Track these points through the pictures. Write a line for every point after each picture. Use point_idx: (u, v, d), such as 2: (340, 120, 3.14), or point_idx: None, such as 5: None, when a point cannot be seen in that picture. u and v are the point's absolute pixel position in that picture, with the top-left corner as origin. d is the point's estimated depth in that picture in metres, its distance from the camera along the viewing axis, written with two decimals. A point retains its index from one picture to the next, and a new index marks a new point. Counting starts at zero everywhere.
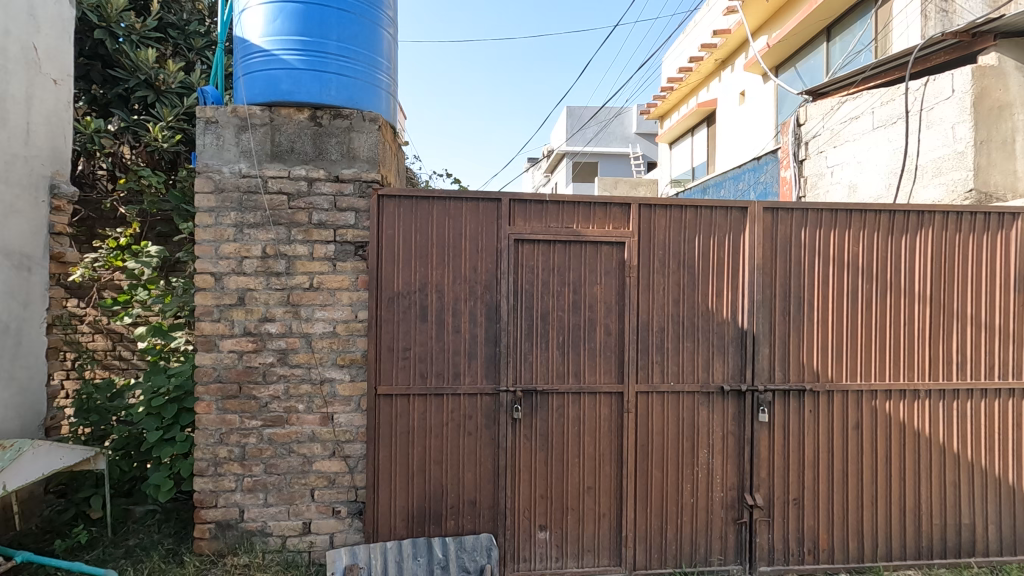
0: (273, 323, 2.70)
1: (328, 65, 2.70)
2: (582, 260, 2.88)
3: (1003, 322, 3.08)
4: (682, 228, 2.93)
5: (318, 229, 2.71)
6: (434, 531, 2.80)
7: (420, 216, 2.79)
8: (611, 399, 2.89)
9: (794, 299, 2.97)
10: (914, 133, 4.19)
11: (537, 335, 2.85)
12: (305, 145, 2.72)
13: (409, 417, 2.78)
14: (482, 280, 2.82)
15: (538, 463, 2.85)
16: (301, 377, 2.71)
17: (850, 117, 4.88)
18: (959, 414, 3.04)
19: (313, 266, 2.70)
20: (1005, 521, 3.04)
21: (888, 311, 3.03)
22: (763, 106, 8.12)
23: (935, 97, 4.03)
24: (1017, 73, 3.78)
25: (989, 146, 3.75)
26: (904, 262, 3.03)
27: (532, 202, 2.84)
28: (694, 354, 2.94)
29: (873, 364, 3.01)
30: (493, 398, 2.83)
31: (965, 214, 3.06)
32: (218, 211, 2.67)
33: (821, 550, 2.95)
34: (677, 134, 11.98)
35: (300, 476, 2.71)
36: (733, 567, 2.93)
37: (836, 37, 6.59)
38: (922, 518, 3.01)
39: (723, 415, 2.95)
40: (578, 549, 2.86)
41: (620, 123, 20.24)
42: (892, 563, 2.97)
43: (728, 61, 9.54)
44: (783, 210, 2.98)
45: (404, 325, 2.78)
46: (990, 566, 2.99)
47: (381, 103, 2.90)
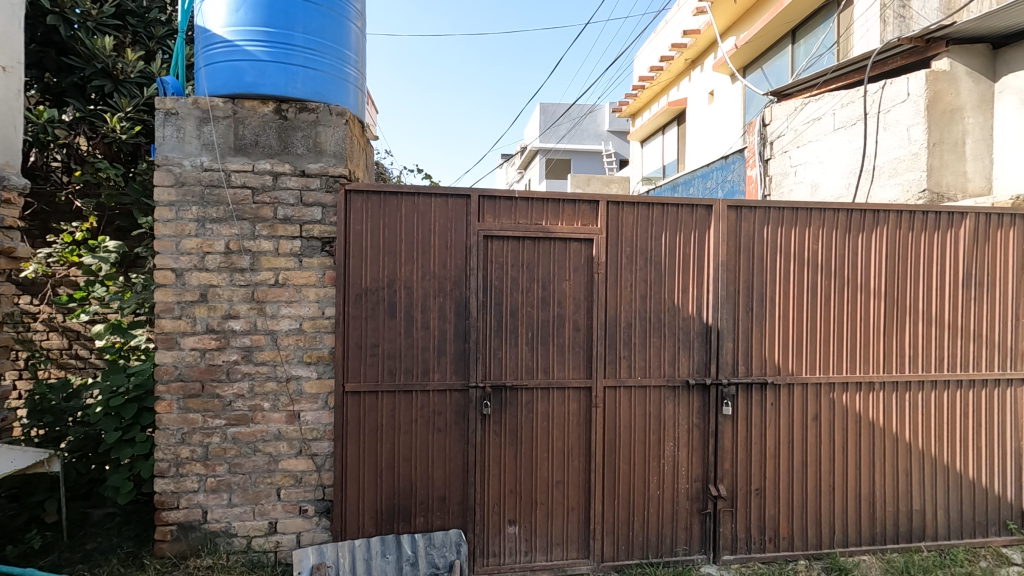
0: (237, 320, 2.64)
1: (294, 58, 2.66)
2: (551, 256, 2.90)
3: (952, 317, 3.22)
4: (650, 225, 2.98)
5: (283, 224, 2.66)
6: (403, 528, 2.79)
7: (388, 212, 2.76)
8: (579, 393, 2.93)
9: (757, 295, 3.05)
10: (872, 135, 4.34)
11: (507, 330, 2.87)
12: (269, 139, 2.67)
13: (378, 414, 2.77)
14: (451, 276, 2.82)
15: (508, 457, 2.87)
16: (267, 374, 2.66)
17: (813, 118, 5.02)
18: (911, 406, 3.18)
19: (279, 261, 2.66)
20: (953, 506, 3.19)
21: (845, 305, 3.14)
22: (731, 106, 8.29)
23: (892, 100, 4.18)
24: (967, 78, 3.94)
25: (941, 148, 3.91)
26: (861, 259, 3.14)
27: (502, 199, 2.85)
28: (660, 349, 2.99)
29: (831, 357, 3.12)
30: (463, 395, 2.84)
31: (918, 213, 3.18)
32: (179, 205, 2.60)
33: (782, 538, 3.05)
34: (651, 133, 12.15)
35: (265, 475, 2.66)
36: (697, 557, 3.00)
37: (801, 40, 6.75)
38: (876, 504, 3.13)
39: (689, 408, 3.01)
40: (547, 542, 2.89)
41: (592, 121, 20.38)
42: (848, 548, 3.09)
43: (698, 61, 9.71)
44: (747, 208, 3.04)
45: (372, 321, 2.76)
46: (939, 549, 3.14)
47: (349, 97, 2.86)
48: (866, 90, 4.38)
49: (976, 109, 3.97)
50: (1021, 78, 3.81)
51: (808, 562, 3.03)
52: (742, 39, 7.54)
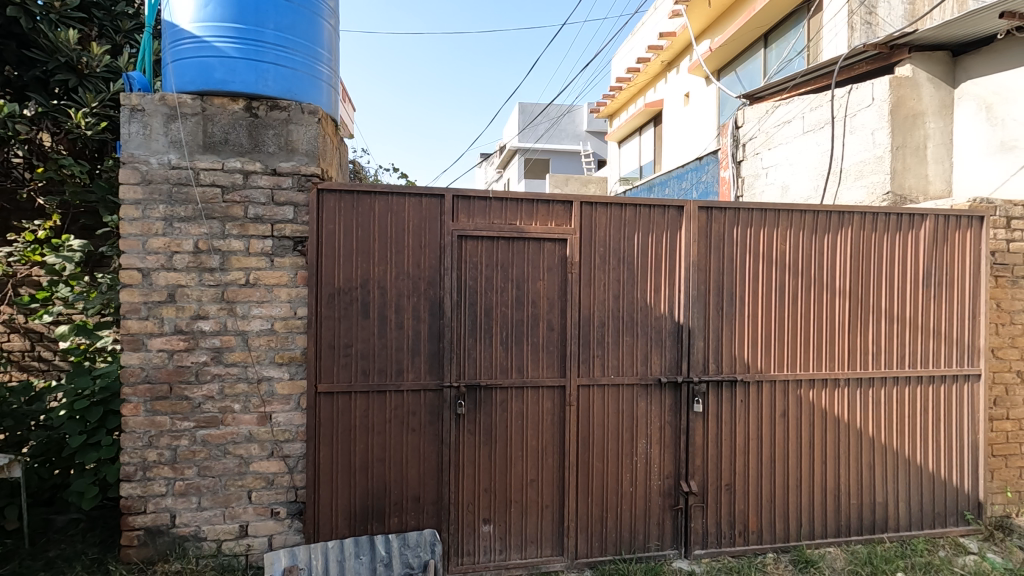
0: (207, 321, 2.60)
1: (264, 55, 2.63)
2: (525, 256, 2.91)
3: (913, 315, 3.33)
4: (623, 225, 3.01)
5: (254, 223, 2.63)
6: (377, 529, 2.79)
7: (361, 211, 2.75)
8: (553, 393, 2.95)
9: (727, 295, 3.11)
10: (839, 138, 4.46)
11: (480, 330, 2.87)
12: (240, 137, 2.63)
13: (351, 415, 2.75)
14: (425, 276, 2.81)
15: (482, 457, 2.88)
16: (237, 375, 2.63)
17: (783, 121, 5.13)
18: (874, 401, 3.28)
19: (250, 261, 2.63)
20: (913, 498, 3.30)
21: (811, 304, 3.22)
22: (706, 108, 8.42)
23: (858, 104, 4.30)
24: (928, 84, 4.09)
25: (904, 152, 4.04)
26: (827, 259, 3.23)
27: (476, 199, 2.86)
28: (632, 348, 3.03)
29: (798, 355, 3.20)
30: (437, 395, 2.84)
31: (881, 214, 3.27)
32: (146, 203, 2.55)
33: (751, 532, 3.12)
34: (628, 133, 12.28)
35: (236, 478, 2.63)
36: (669, 552, 3.05)
37: (773, 44, 6.89)
38: (841, 498, 3.22)
39: (661, 406, 3.06)
40: (521, 541, 2.91)
41: (570, 121, 20.46)
42: (814, 541, 3.18)
43: (674, 63, 9.84)
44: (717, 209, 3.10)
45: (346, 321, 2.74)
46: (900, 539, 3.24)
47: (321, 95, 2.84)
48: (833, 95, 4.50)
49: (937, 114, 4.11)
50: (979, 84, 3.96)
51: (776, 555, 3.10)
52: (716, 43, 7.66)
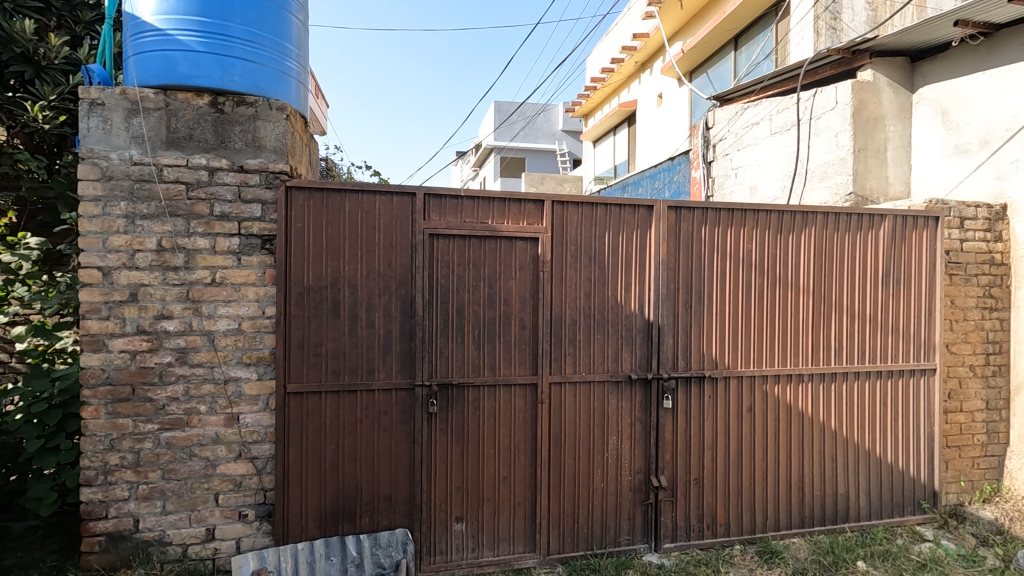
0: (171, 320, 2.54)
1: (231, 49, 2.58)
2: (497, 254, 2.92)
3: (872, 312, 3.45)
4: (594, 224, 3.05)
5: (220, 221, 2.58)
6: (349, 529, 2.76)
7: (331, 209, 2.72)
8: (525, 390, 2.97)
9: (696, 293, 3.17)
10: (805, 140, 4.58)
11: (452, 328, 2.87)
12: (205, 133, 2.58)
13: (322, 415, 2.72)
14: (396, 275, 2.80)
15: (454, 455, 2.88)
16: (203, 376, 2.58)
17: (751, 123, 5.24)
18: (836, 395, 3.38)
19: (216, 260, 2.57)
20: (873, 488, 3.42)
21: (776, 301, 3.31)
22: (678, 108, 8.55)
23: (822, 107, 4.43)
24: (888, 88, 4.23)
25: (866, 154, 4.17)
26: (791, 258, 3.32)
27: (448, 198, 2.86)
28: (604, 345, 3.07)
29: (764, 352, 3.28)
30: (409, 393, 2.83)
31: (843, 215, 3.38)
32: (106, 200, 2.48)
33: (719, 525, 3.19)
34: (603, 133, 12.40)
35: (202, 480, 2.58)
36: (639, 547, 3.10)
37: (743, 47, 7.03)
38: (805, 490, 3.32)
39: (631, 403, 3.10)
40: (493, 538, 2.93)
41: (546, 119, 20.52)
42: (779, 532, 3.26)
43: (647, 64, 9.96)
44: (686, 209, 3.16)
45: (316, 321, 2.71)
46: (860, 529, 3.35)
47: (290, 91, 2.80)
48: (799, 98, 4.61)
49: (896, 118, 4.25)
50: (935, 90, 4.12)
51: (743, 546, 3.18)
52: (688, 44, 7.78)
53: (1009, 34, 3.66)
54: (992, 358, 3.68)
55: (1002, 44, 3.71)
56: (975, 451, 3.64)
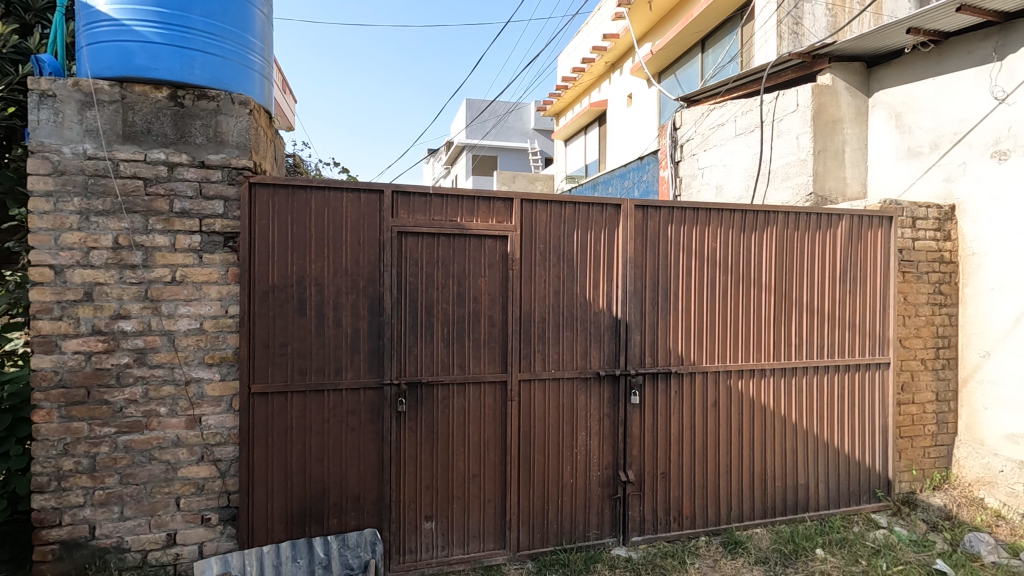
0: (129, 320, 2.47)
1: (191, 42, 2.51)
2: (465, 252, 2.92)
3: (831, 308, 3.57)
4: (562, 222, 3.07)
5: (180, 218, 2.51)
6: (316, 531, 2.73)
7: (296, 206, 2.67)
8: (495, 388, 2.98)
9: (662, 290, 3.23)
10: (768, 141, 4.70)
11: (421, 326, 2.86)
12: (164, 127, 2.50)
13: (288, 415, 2.68)
14: (364, 273, 2.77)
15: (423, 453, 2.87)
16: (163, 377, 2.51)
17: (717, 124, 5.35)
18: (797, 389, 3.49)
19: (176, 258, 2.51)
20: (831, 479, 3.54)
21: (740, 298, 3.39)
22: (647, 109, 8.67)
23: (784, 110, 4.55)
24: (846, 92, 4.38)
25: (825, 156, 4.31)
26: (754, 256, 3.41)
27: (416, 195, 2.84)
28: (573, 343, 3.10)
29: (727, 347, 3.36)
30: (377, 392, 2.81)
31: (803, 214, 3.49)
32: (58, 195, 2.38)
33: (685, 517, 3.26)
34: (574, 133, 12.49)
35: (162, 485, 2.51)
36: (608, 540, 3.14)
37: (710, 49, 7.18)
38: (767, 482, 3.41)
39: (600, 399, 3.14)
40: (463, 536, 2.93)
41: (518, 118, 20.55)
42: (743, 523, 3.36)
43: (617, 64, 10.07)
44: (653, 207, 3.21)
45: (281, 320, 2.66)
46: (819, 518, 3.47)
47: (254, 86, 2.74)
48: (763, 100, 4.74)
49: (853, 121, 4.41)
50: (889, 94, 4.28)
51: (708, 538, 3.26)
52: (657, 46, 7.89)
53: (957, 42, 3.83)
54: (941, 352, 3.85)
55: (951, 52, 3.88)
56: (926, 440, 3.81)
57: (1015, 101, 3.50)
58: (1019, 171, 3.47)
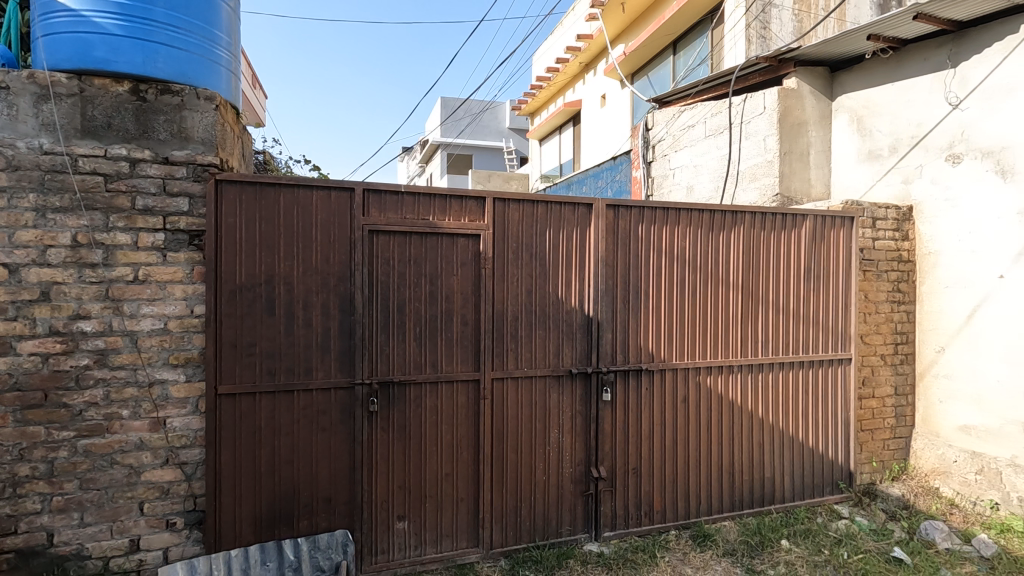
0: (89, 321, 2.39)
1: (154, 34, 2.45)
2: (437, 251, 2.91)
3: (796, 306, 3.67)
4: (535, 221, 3.09)
5: (143, 215, 2.44)
6: (286, 534, 2.69)
7: (264, 204, 2.63)
8: (468, 387, 2.98)
9: (633, 289, 3.28)
10: (736, 143, 4.81)
11: (393, 326, 2.85)
12: (125, 122, 2.44)
13: (256, 416, 2.64)
14: (335, 272, 2.74)
15: (396, 453, 2.86)
16: (125, 379, 2.44)
17: (688, 125, 5.44)
18: (763, 385, 3.58)
19: (138, 256, 2.44)
20: (796, 471, 3.64)
21: (708, 296, 3.46)
22: (620, 109, 8.76)
23: (752, 112, 4.66)
24: (811, 96, 4.52)
25: (791, 158, 4.44)
26: (722, 255, 3.48)
27: (387, 194, 2.82)
28: (545, 340, 3.12)
29: (697, 345, 3.43)
30: (349, 392, 2.78)
31: (769, 214, 3.58)
32: (12, 191, 2.30)
33: (656, 512, 3.32)
34: (549, 133, 12.56)
35: (125, 489, 2.44)
36: (580, 536, 3.17)
37: (681, 52, 7.29)
38: (735, 475, 3.50)
39: (572, 396, 3.17)
40: (436, 535, 2.92)
41: (494, 117, 20.53)
42: (711, 516, 3.43)
43: (591, 65, 10.14)
44: (624, 207, 3.25)
45: (249, 319, 2.62)
46: (785, 510, 3.57)
47: (220, 81, 2.68)
48: (731, 103, 4.84)
49: (817, 124, 4.54)
50: (851, 98, 4.42)
51: (678, 531, 3.32)
52: (630, 47, 7.98)
53: (914, 49, 3.98)
54: (900, 347, 3.99)
55: (908, 59, 4.02)
56: (886, 433, 3.95)
57: (968, 107, 3.65)
58: (971, 175, 3.63)
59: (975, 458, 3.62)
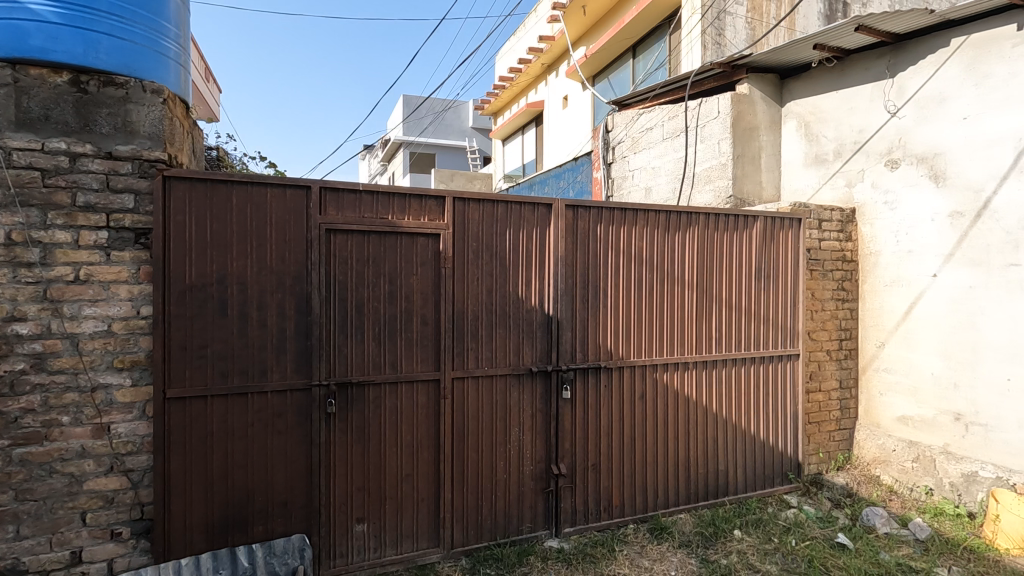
0: (25, 323, 2.27)
1: (96, 23, 2.34)
2: (396, 251, 2.89)
3: (748, 304, 3.80)
4: (494, 221, 3.10)
5: (85, 213, 2.34)
6: (240, 540, 2.62)
7: (216, 202, 2.56)
8: (428, 387, 2.97)
9: (592, 288, 3.33)
10: (692, 146, 4.95)
11: (351, 326, 2.81)
12: (64, 115, 2.32)
13: (208, 421, 2.56)
14: (290, 272, 2.68)
15: (354, 455, 2.82)
16: (65, 384, 2.33)
17: (646, 128, 5.56)
18: (717, 380, 3.70)
19: (79, 255, 2.34)
20: (748, 463, 3.78)
21: (664, 295, 3.55)
22: (582, 111, 8.88)
23: (706, 116, 4.80)
24: (762, 102, 4.69)
25: (743, 161, 4.59)
26: (677, 254, 3.58)
27: (345, 192, 2.78)
28: (505, 339, 3.14)
29: (654, 342, 3.51)
30: (306, 394, 2.73)
31: (722, 216, 3.70)
32: None
33: (615, 506, 3.39)
34: (512, 133, 12.60)
35: (66, 499, 2.33)
36: (541, 533, 3.21)
37: (640, 55, 7.44)
38: (690, 469, 3.60)
39: (532, 395, 3.20)
40: (396, 536, 2.90)
41: (457, 116, 20.46)
42: (668, 509, 3.52)
43: (554, 67, 10.23)
44: (583, 208, 3.30)
45: (199, 320, 2.54)
46: (738, 501, 3.71)
47: (168, 74, 2.59)
48: (687, 107, 4.97)
49: (768, 129, 4.72)
50: (799, 105, 4.61)
51: (636, 525, 3.40)
52: (591, 50, 8.09)
53: (857, 59, 4.18)
54: (844, 343, 4.19)
55: (852, 68, 4.22)
56: (831, 425, 4.14)
57: (905, 115, 3.86)
58: (908, 179, 3.84)
59: (912, 447, 3.83)
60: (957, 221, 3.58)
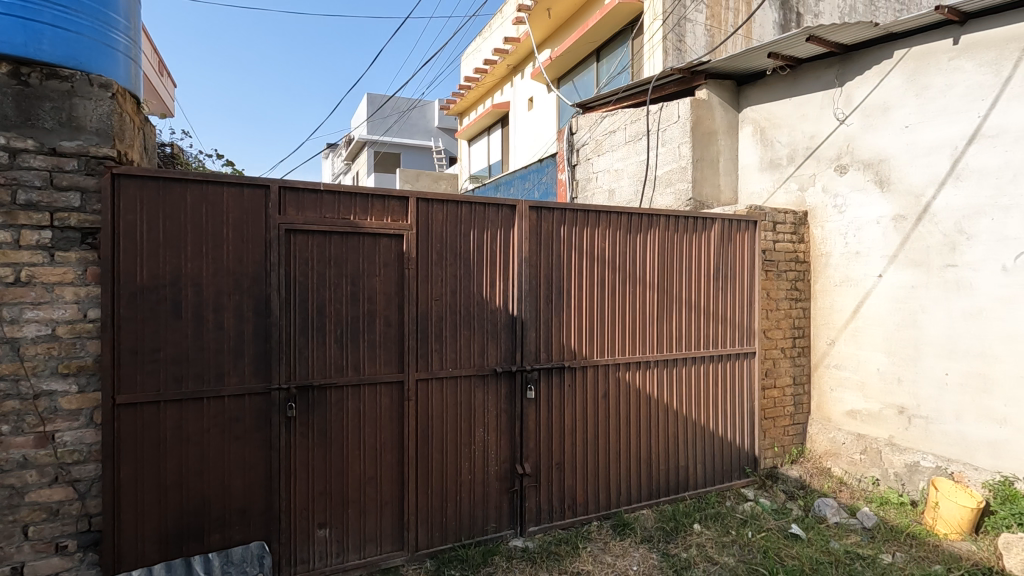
0: None
1: (38, 13, 2.23)
2: (359, 251, 2.86)
3: (707, 304, 3.91)
4: (458, 222, 3.10)
5: (26, 211, 2.22)
6: (195, 549, 2.55)
7: (168, 201, 2.48)
8: (391, 388, 2.94)
9: (556, 288, 3.37)
10: (654, 149, 5.05)
11: (312, 328, 2.76)
12: (2, 108, 2.19)
13: (161, 427, 2.48)
14: (248, 273, 2.62)
15: (316, 458, 2.78)
16: (5, 392, 2.20)
17: (609, 131, 5.65)
18: (678, 378, 3.80)
19: (20, 256, 2.22)
20: (707, 459, 3.89)
21: (626, 295, 3.62)
22: (547, 113, 8.94)
23: (668, 120, 4.91)
24: (720, 107, 4.83)
25: (702, 164, 4.72)
26: (638, 255, 3.65)
27: (306, 192, 2.73)
28: (470, 340, 3.14)
29: (616, 342, 3.57)
30: (264, 398, 2.67)
31: (682, 218, 3.79)
32: None
33: (578, 504, 3.43)
34: (478, 133, 12.59)
35: (5, 513, 2.21)
36: (506, 533, 3.22)
37: (604, 59, 7.55)
38: (652, 466, 3.68)
39: (497, 395, 3.21)
40: (359, 540, 2.87)
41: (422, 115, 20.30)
42: (630, 506, 3.59)
43: (519, 68, 10.27)
44: (547, 209, 3.34)
45: (151, 323, 2.45)
46: (697, 495, 3.81)
47: (116, 67, 2.49)
48: (649, 110, 5.07)
49: (726, 134, 4.86)
50: (755, 111, 4.77)
51: (599, 522, 3.45)
52: (556, 53, 8.16)
53: (809, 67, 4.36)
54: (798, 341, 4.35)
55: (804, 76, 4.40)
56: (786, 420, 4.29)
57: (853, 122, 4.04)
58: (855, 184, 4.02)
59: (860, 439, 4.01)
60: (899, 224, 3.76)
